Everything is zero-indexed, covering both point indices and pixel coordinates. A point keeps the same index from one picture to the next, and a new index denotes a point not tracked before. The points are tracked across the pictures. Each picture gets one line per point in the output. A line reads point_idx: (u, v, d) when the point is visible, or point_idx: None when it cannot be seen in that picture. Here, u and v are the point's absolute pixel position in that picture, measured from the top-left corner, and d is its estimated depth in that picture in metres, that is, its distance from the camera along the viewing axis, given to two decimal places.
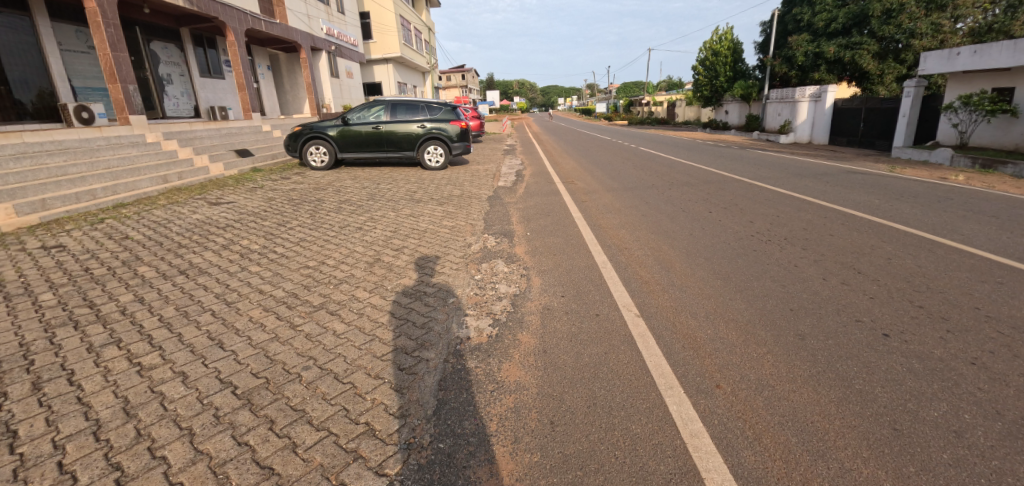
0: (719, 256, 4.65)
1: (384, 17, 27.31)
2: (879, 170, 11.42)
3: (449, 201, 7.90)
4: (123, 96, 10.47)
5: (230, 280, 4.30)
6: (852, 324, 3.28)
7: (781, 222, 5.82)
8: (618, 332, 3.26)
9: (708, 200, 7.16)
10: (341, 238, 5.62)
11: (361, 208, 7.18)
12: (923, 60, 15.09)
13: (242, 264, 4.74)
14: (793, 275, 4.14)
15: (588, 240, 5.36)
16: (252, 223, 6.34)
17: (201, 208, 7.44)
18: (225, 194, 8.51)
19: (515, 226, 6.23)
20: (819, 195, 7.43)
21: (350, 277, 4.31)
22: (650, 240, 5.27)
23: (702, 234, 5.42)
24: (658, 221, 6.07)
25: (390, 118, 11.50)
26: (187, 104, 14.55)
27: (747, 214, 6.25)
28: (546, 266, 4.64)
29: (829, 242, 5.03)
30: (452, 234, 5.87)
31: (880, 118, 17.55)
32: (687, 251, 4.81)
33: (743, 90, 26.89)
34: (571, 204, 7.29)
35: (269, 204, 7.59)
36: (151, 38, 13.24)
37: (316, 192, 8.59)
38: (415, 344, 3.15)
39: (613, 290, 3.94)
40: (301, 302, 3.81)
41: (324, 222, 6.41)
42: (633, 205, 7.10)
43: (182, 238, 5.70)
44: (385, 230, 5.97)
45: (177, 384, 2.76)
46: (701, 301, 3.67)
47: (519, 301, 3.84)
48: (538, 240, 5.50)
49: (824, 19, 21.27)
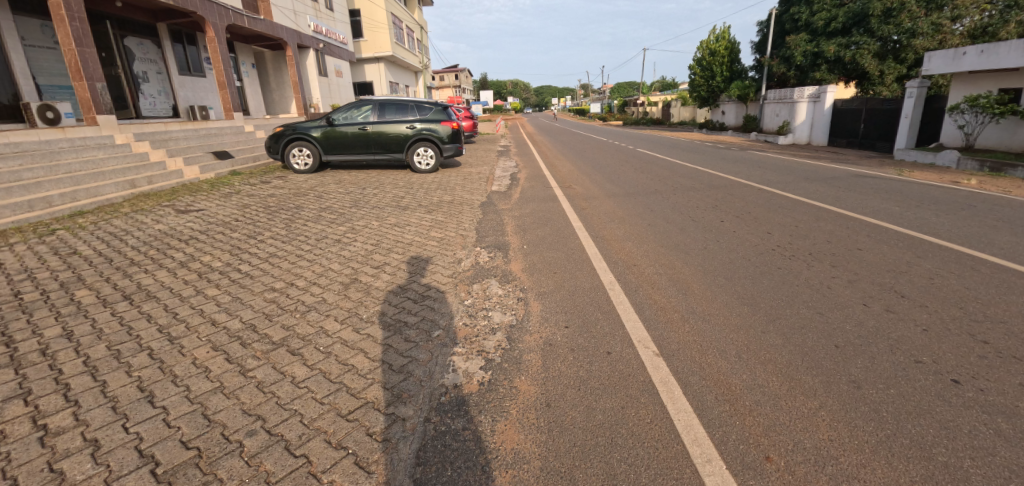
0: (741, 276, 4.11)
1: (376, 14, 26.65)
2: (888, 173, 10.99)
3: (438, 208, 7.31)
4: (89, 94, 9.75)
5: (179, 309, 3.71)
6: (915, 367, 2.75)
7: (802, 234, 5.30)
8: (636, 378, 2.71)
9: (717, 208, 6.64)
10: (319, 252, 5.04)
11: (342, 217, 6.59)
12: (927, 59, 14.75)
13: (198, 286, 4.15)
14: (829, 300, 3.61)
15: (592, 255, 4.82)
16: (220, 235, 5.74)
17: (167, 216, 6.80)
18: (197, 200, 7.89)
19: (510, 237, 5.69)
20: (835, 202, 6.94)
21: (321, 303, 3.74)
22: (660, 255, 4.74)
23: (718, 248, 4.89)
24: (666, 232, 5.54)
25: (378, 118, 10.92)
26: (165, 103, 13.86)
27: (762, 224, 5.74)
28: (546, 288, 4.08)
29: (859, 258, 4.51)
30: (440, 247, 5.29)
31: (881, 119, 17.19)
32: (704, 270, 4.27)
33: (741, 90, 26.62)
34: (571, 213, 6.72)
35: (242, 213, 6.97)
36: (125, 33, 12.57)
37: (296, 198, 7.99)
38: (391, 397, 2.59)
39: (624, 320, 3.40)
40: (259, 337, 3.23)
41: (300, 233, 5.81)
42: (638, 213, 6.56)
43: (137, 253, 5.09)
44: (367, 243, 5.38)
45: (84, 460, 2.18)
46: (731, 335, 3.13)
47: (517, 333, 3.29)
48: (536, 255, 4.94)
49: (824, 18, 20.85)
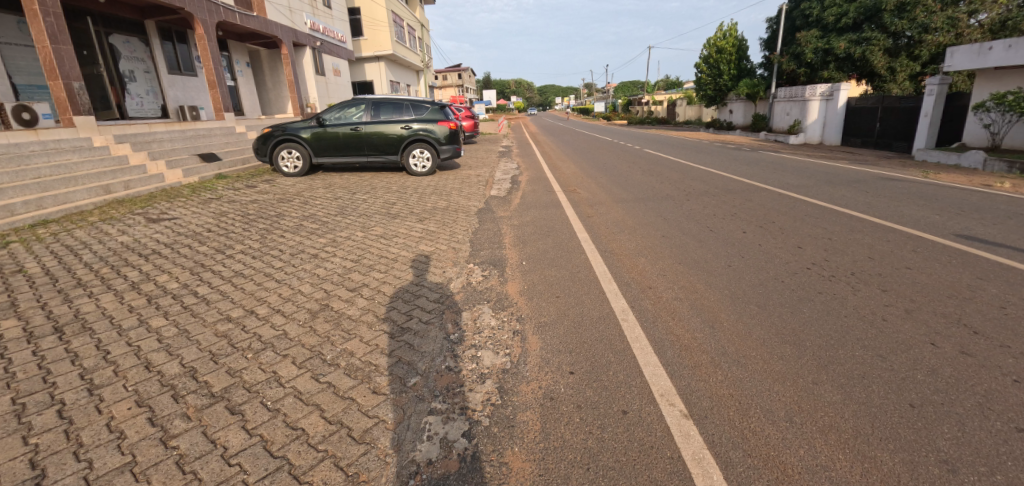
0: (777, 304, 3.50)
1: (376, 12, 26.11)
2: (912, 175, 10.37)
3: (431, 216, 6.72)
4: (65, 94, 9.24)
5: (113, 346, 3.13)
6: (1020, 439, 2.14)
7: (839, 249, 4.68)
8: (662, 453, 2.12)
9: (737, 216, 6.02)
10: (291, 271, 4.45)
11: (324, 227, 6.03)
12: (950, 55, 14.07)
13: (142, 315, 3.57)
14: (889, 340, 3.00)
15: (600, 275, 4.20)
16: (186, 248, 5.17)
17: (134, 226, 6.22)
18: (173, 207, 7.34)
19: (508, 250, 5.10)
20: (866, 210, 6.30)
21: (280, 338, 3.16)
22: (678, 274, 4.15)
23: (744, 266, 4.28)
24: (683, 245, 4.92)
25: (372, 118, 10.35)
26: (153, 103, 13.34)
27: (790, 236, 5.11)
28: (548, 318, 3.47)
29: (911, 279, 3.90)
30: (428, 264, 4.69)
31: (898, 119, 16.49)
32: (732, 296, 3.65)
33: (749, 88, 25.97)
34: (576, 222, 6.11)
35: (217, 222, 6.40)
36: (110, 30, 12.05)
37: (279, 205, 7.44)
38: (346, 480, 2.00)
39: (643, 363, 2.80)
40: (196, 387, 2.66)
41: (274, 246, 5.22)
42: (650, 222, 5.94)
43: (87, 271, 4.52)
44: (346, 259, 4.78)
45: None
46: (775, 389, 2.53)
47: (511, 382, 2.69)
48: (536, 274, 4.34)
49: (834, 14, 20.05)
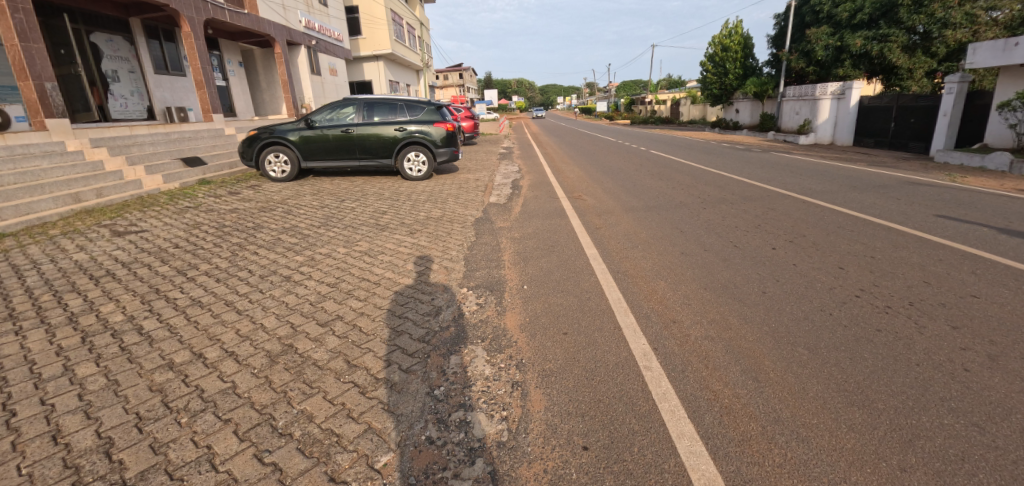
0: (832, 347, 2.90)
1: (374, 10, 25.60)
2: (938, 179, 9.74)
3: (423, 227, 6.14)
4: (37, 95, 8.71)
5: (22, 407, 2.58)
6: None
7: (887, 271, 4.07)
8: None
9: (761, 228, 5.43)
10: (256, 298, 3.86)
11: (305, 241, 5.45)
12: (973, 51, 13.45)
13: (70, 360, 3.03)
14: (981, 401, 2.39)
15: (613, 303, 3.60)
16: (145, 269, 4.60)
17: (97, 240, 5.65)
18: (144, 218, 6.77)
19: (507, 270, 4.52)
20: (904, 221, 5.69)
21: (226, 395, 2.60)
22: (705, 302, 3.55)
23: (782, 292, 3.68)
24: (706, 265, 4.31)
25: (364, 119, 9.78)
26: (138, 104, 12.78)
27: (828, 254, 4.51)
28: (554, 364, 2.86)
29: (985, 312, 3.28)
30: (416, 287, 4.10)
31: (915, 118, 15.84)
32: (774, 335, 3.05)
33: (757, 87, 25.32)
34: (583, 236, 5.52)
35: (188, 235, 5.82)
36: (92, 28, 11.50)
37: (260, 214, 6.87)
38: None
39: (678, 435, 2.21)
40: (105, 472, 2.10)
41: (242, 266, 4.63)
42: (665, 235, 5.34)
43: (24, 299, 3.95)
44: (322, 282, 4.16)
45: None
46: (853, 479, 1.93)
47: (507, 463, 2.10)
48: (539, 301, 3.75)
49: (848, 9, 19.46)
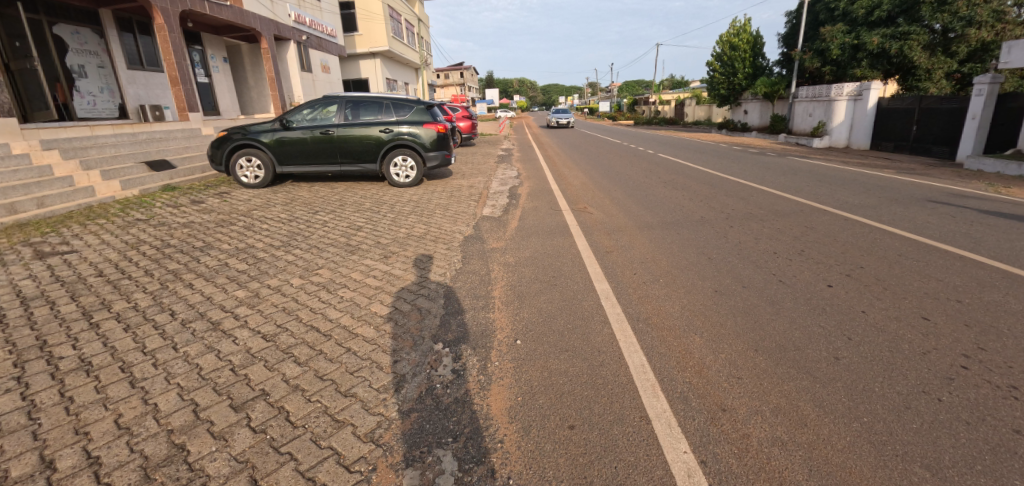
0: (969, 471, 1.94)
1: (371, 5, 24.66)
2: (980, 190, 8.79)
3: (401, 248, 5.22)
4: None
5: None
6: None
7: (988, 325, 3.12)
8: None
9: (806, 256, 4.49)
10: (163, 359, 2.93)
11: (256, 267, 4.52)
12: (1007, 50, 12.49)
13: None
14: None
15: (636, 376, 2.67)
16: (43, 310, 3.66)
17: (8, 265, 4.71)
18: (81, 234, 5.84)
19: (497, 313, 3.59)
20: (973, 246, 4.74)
21: None
22: (763, 375, 2.63)
23: (862, 361, 2.74)
24: (751, 312, 3.39)
25: (346, 120, 8.85)
26: (109, 102, 11.87)
27: (902, 296, 3.57)
28: None
29: None
30: (379, 340, 3.16)
31: (939, 121, 14.87)
32: (874, 442, 2.11)
33: (767, 87, 24.39)
34: (591, 263, 4.59)
35: (122, 257, 4.90)
36: (55, 20, 10.59)
37: (217, 229, 5.97)
38: None
39: None
40: None
41: (166, 305, 3.71)
42: (689, 264, 4.43)
43: None
44: (255, 333, 3.23)
45: None
46: None
47: None
48: (538, 367, 2.82)
49: (865, 6, 18.32)
